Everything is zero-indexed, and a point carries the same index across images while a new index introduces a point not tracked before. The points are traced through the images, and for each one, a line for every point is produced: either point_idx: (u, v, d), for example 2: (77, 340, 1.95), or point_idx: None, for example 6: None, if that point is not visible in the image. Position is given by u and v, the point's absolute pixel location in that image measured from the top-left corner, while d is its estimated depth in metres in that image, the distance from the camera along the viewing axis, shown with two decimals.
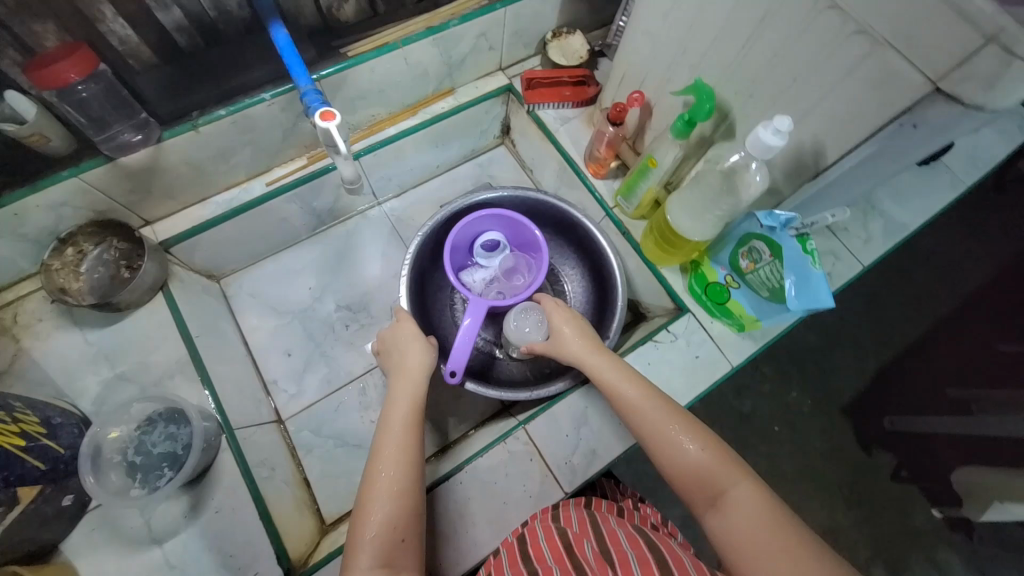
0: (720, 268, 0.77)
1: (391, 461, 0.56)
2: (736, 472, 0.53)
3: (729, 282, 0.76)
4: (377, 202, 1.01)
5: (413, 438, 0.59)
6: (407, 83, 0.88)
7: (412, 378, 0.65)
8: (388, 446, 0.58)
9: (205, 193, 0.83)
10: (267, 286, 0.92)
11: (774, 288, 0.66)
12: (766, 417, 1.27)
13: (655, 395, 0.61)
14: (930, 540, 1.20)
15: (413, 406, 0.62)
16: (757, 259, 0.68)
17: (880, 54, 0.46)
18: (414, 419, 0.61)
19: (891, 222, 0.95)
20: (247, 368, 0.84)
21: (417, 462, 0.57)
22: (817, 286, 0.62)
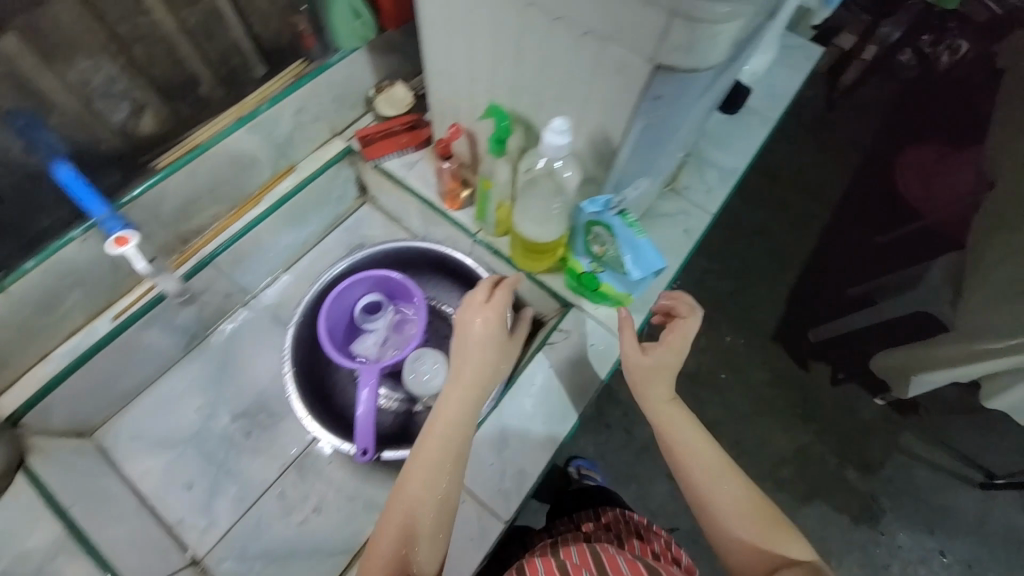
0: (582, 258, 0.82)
1: (411, 495, 0.58)
2: (783, 535, 0.58)
3: (595, 269, 0.81)
4: (250, 297, 0.98)
5: (445, 464, 0.59)
6: (239, 176, 0.86)
7: (461, 390, 0.63)
8: (410, 479, 0.59)
9: (45, 350, 0.76)
10: (150, 422, 0.85)
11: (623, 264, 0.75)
12: (707, 368, 1.32)
13: (734, 474, 0.62)
14: (879, 428, 1.28)
15: (454, 427, 0.61)
16: (604, 242, 0.75)
17: (608, 48, 0.52)
18: (451, 445, 0.60)
19: (722, 169, 1.06)
20: (146, 517, 0.77)
21: (435, 491, 0.58)
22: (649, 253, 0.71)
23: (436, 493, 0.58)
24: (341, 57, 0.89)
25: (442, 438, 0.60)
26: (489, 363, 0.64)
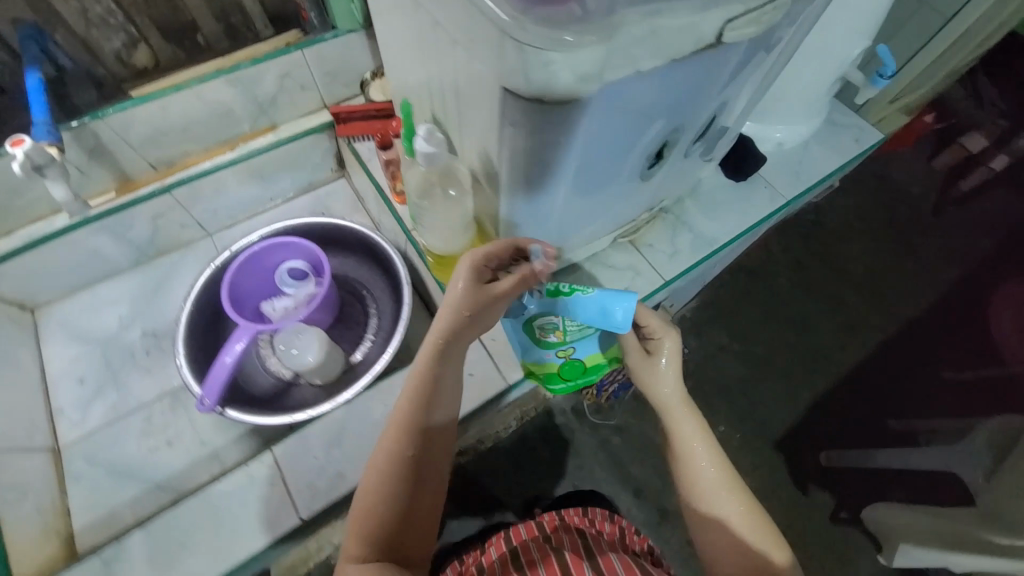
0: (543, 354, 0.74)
1: (394, 448, 0.62)
2: (766, 529, 0.62)
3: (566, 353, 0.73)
4: (207, 234, 1.05)
5: (416, 414, 0.62)
6: (214, 121, 0.93)
7: (435, 346, 0.62)
8: (394, 429, 0.62)
9: (9, 227, 0.87)
10: (79, 316, 0.95)
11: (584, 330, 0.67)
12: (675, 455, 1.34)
13: (718, 451, 0.66)
14: None
15: (429, 383, 0.63)
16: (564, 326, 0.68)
17: (467, 60, 0.49)
18: (426, 398, 0.63)
19: (698, 237, 0.94)
20: (34, 395, 0.85)
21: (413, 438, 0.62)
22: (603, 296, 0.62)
23: (413, 442, 0.62)
24: (335, 35, 0.93)
25: (420, 389, 0.62)
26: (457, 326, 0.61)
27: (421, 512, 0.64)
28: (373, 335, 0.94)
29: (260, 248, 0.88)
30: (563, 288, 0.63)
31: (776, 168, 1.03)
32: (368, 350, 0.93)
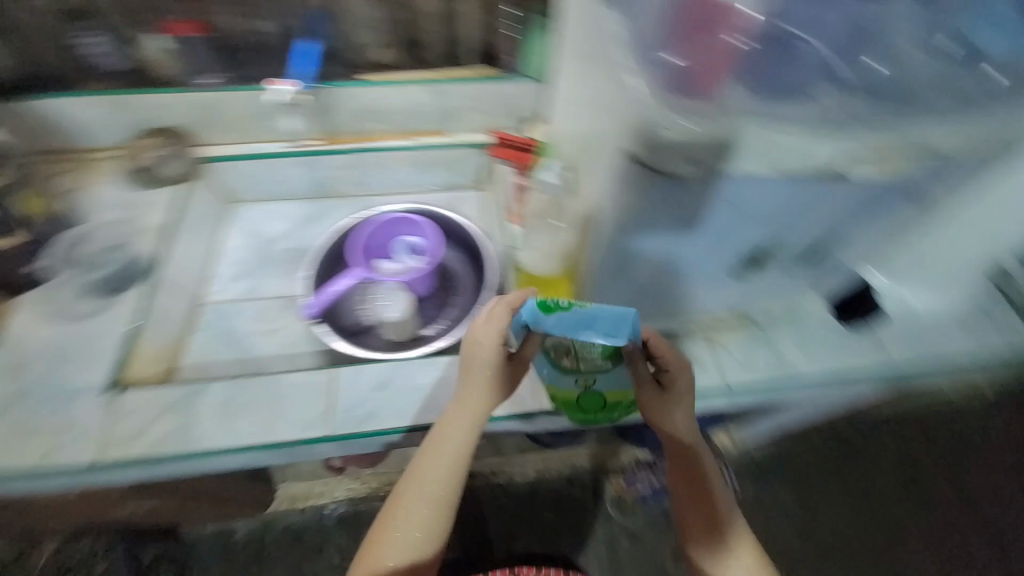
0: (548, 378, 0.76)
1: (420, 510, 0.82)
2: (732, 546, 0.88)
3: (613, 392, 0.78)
4: (365, 194, 1.28)
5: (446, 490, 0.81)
6: (408, 115, 1.17)
7: (458, 439, 0.77)
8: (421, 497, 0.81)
9: (244, 139, 1.15)
10: (256, 218, 1.22)
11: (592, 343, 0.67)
12: None
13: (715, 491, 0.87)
14: None
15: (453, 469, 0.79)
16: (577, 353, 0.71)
17: (608, 121, 0.59)
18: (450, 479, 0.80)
19: (779, 360, 0.91)
20: (205, 259, 1.11)
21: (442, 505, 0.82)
22: (605, 316, 0.64)
23: (436, 507, 0.82)
24: (522, 78, 1.12)
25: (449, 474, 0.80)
26: (476, 424, 0.78)
27: (437, 550, 0.85)
28: (447, 320, 1.05)
29: (396, 220, 1.08)
30: (560, 306, 0.65)
31: (896, 327, 0.95)
32: (437, 330, 1.04)
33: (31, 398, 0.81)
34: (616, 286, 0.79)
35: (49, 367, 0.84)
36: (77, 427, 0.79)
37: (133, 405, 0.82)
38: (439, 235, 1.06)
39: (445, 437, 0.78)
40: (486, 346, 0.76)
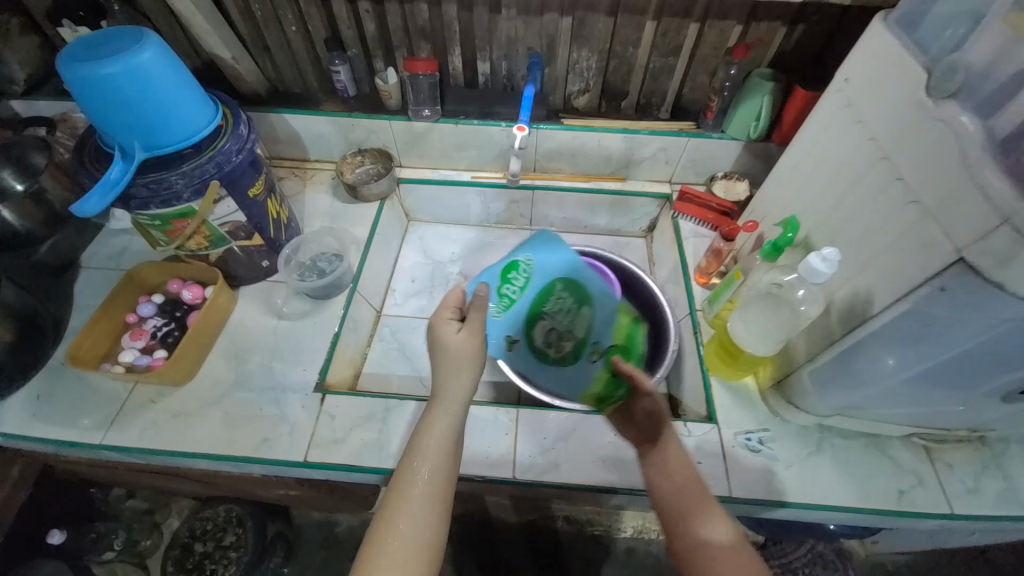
0: (587, 364, 0.74)
1: (400, 554, 0.57)
2: None
3: (595, 350, 0.73)
4: (530, 227, 1.32)
5: (425, 513, 0.60)
6: (594, 159, 1.18)
7: (436, 454, 0.63)
8: (401, 539, 0.58)
9: (438, 165, 1.23)
10: (431, 237, 1.29)
11: (556, 301, 0.70)
12: None
13: None
14: None
15: (433, 485, 0.62)
16: (560, 320, 0.71)
17: (925, 222, 0.54)
18: (429, 502, 0.60)
19: (1017, 493, 0.79)
20: (386, 273, 1.18)
21: (428, 538, 0.59)
22: (538, 258, 0.69)
23: (425, 543, 0.58)
24: (721, 136, 1.09)
25: (427, 497, 0.61)
26: (455, 422, 0.67)
27: None
28: None
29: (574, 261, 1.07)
30: (517, 288, 0.69)
31: None
32: None
33: (249, 388, 0.88)
34: (846, 384, 0.72)
35: (265, 360, 0.92)
36: (287, 423, 0.84)
37: (332, 410, 0.86)
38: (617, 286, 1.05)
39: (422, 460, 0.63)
40: (454, 344, 0.68)
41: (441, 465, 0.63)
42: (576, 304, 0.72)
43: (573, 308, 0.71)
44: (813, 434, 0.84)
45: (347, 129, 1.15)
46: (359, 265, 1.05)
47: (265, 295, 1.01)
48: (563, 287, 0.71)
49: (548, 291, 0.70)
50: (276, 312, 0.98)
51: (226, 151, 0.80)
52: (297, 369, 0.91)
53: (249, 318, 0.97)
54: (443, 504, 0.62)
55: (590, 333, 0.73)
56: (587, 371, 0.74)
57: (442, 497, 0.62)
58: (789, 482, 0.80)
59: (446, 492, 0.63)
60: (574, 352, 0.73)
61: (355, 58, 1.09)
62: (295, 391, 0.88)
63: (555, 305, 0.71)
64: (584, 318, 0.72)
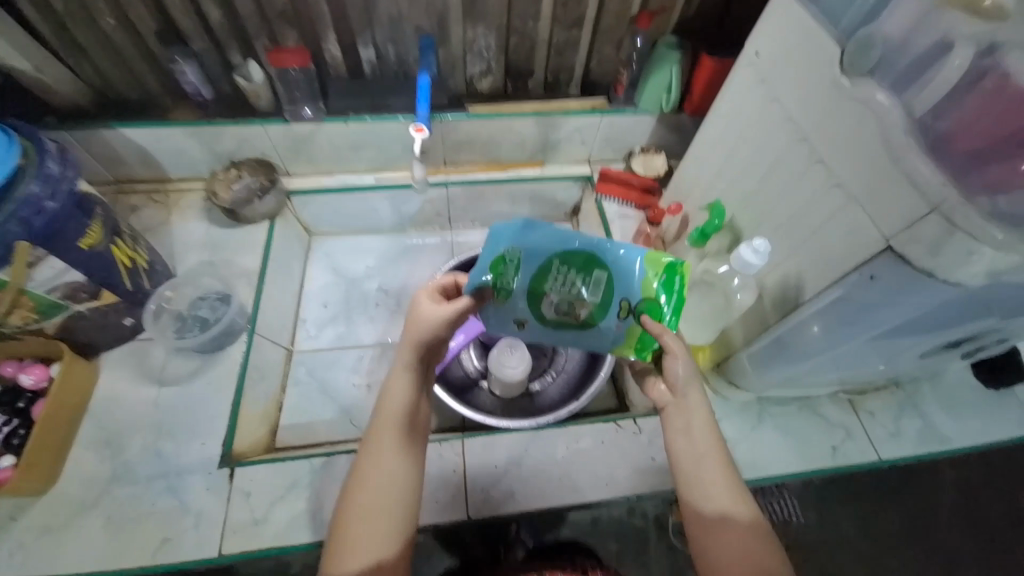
0: (616, 324, 0.56)
1: (361, 553, 0.52)
2: None
3: (624, 308, 0.55)
4: (451, 226, 1.21)
5: (385, 506, 0.54)
6: (508, 146, 1.09)
7: (392, 440, 0.57)
8: (361, 539, 0.53)
9: (334, 169, 1.08)
10: (339, 252, 1.15)
11: (556, 278, 0.54)
12: None
13: None
14: None
15: (394, 455, 0.56)
16: (569, 293, 0.54)
17: (852, 208, 0.52)
18: (388, 494, 0.55)
19: (929, 428, 0.86)
20: (293, 303, 1.03)
21: (391, 532, 0.54)
22: (515, 237, 0.53)
23: (387, 540, 0.54)
24: (634, 111, 1.04)
25: (386, 489, 0.55)
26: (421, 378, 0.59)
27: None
28: (555, 372, 0.99)
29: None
30: (509, 275, 0.54)
31: None
32: (547, 384, 0.98)
33: (134, 480, 0.72)
34: (781, 363, 0.72)
35: (150, 441, 0.76)
36: (191, 514, 0.70)
37: (245, 486, 0.73)
38: None
39: (379, 446, 0.56)
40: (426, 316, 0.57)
41: (402, 450, 0.57)
42: (587, 276, 0.54)
43: (581, 280, 0.54)
44: (754, 407, 0.85)
45: (212, 140, 0.96)
46: (253, 303, 0.90)
47: (138, 360, 0.83)
48: (563, 262, 0.54)
49: (545, 270, 0.54)
50: (157, 378, 0.81)
51: (31, 197, 0.62)
52: (194, 444, 0.76)
53: (122, 392, 0.80)
54: (407, 495, 0.56)
55: (614, 291, 0.55)
56: (617, 331, 0.56)
57: (405, 485, 0.56)
58: (739, 461, 0.80)
59: (412, 479, 0.57)
60: (600, 317, 0.55)
61: (204, 53, 0.89)
62: (195, 471, 0.73)
63: (557, 282, 0.54)
64: (602, 283, 0.55)
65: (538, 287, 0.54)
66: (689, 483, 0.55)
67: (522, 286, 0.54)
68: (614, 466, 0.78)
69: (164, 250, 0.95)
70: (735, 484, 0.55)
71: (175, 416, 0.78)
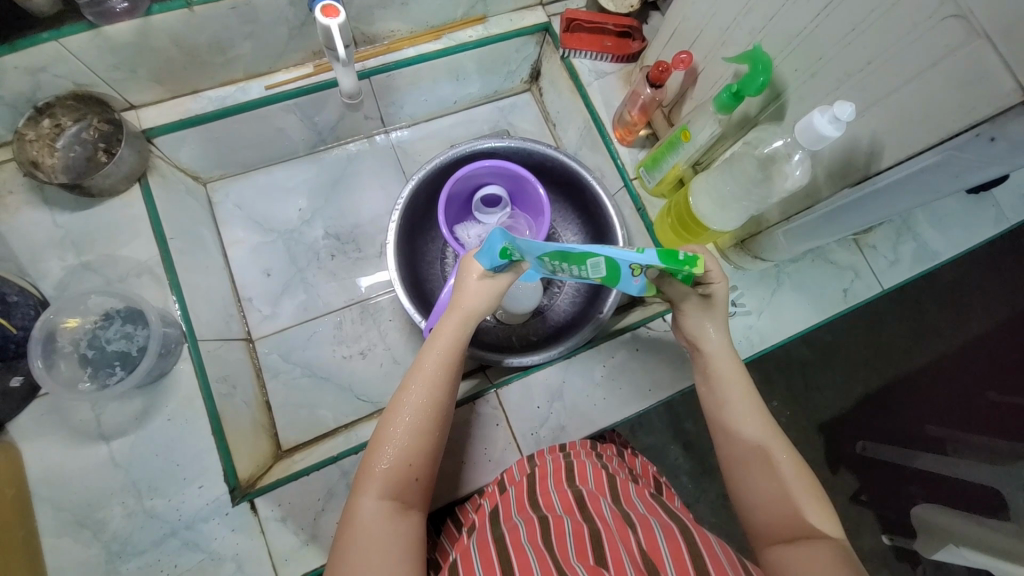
0: (633, 281, 0.50)
1: (388, 462, 0.48)
2: (810, 501, 0.48)
3: (635, 269, 0.48)
4: (385, 129, 0.95)
5: (424, 425, 0.50)
6: (433, 2, 0.79)
7: (440, 358, 0.53)
8: (389, 446, 0.49)
9: (198, 86, 0.77)
10: (255, 199, 0.89)
11: (557, 268, 0.51)
12: (779, 400, 1.11)
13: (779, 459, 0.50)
14: (878, 567, 1.06)
15: (435, 394, 0.51)
16: (572, 271, 0.50)
17: (975, 49, 0.40)
18: (424, 415, 0.50)
19: (922, 247, 0.88)
20: (224, 281, 0.82)
21: (424, 450, 0.50)
22: (499, 244, 0.51)
23: (415, 460, 0.49)
24: None
25: (424, 404, 0.50)
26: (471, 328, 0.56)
27: (413, 529, 0.47)
28: (561, 283, 0.91)
29: (461, 174, 0.79)
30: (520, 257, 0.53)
31: (1008, 185, 0.93)
32: (555, 298, 0.90)
33: (137, 551, 0.60)
34: (820, 233, 0.66)
35: (132, 505, 0.61)
36: (227, 560, 0.61)
37: (275, 513, 0.62)
38: (537, 185, 0.82)
39: (426, 361, 0.53)
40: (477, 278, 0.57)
41: (448, 372, 0.53)
42: (581, 263, 0.47)
43: (576, 267, 0.48)
44: (772, 271, 0.81)
45: None
46: (176, 301, 0.69)
47: (57, 418, 0.64)
48: (553, 256, 0.48)
49: (541, 261, 0.50)
50: (98, 432, 0.64)
51: None
52: (191, 491, 0.62)
53: (61, 462, 0.62)
54: (442, 420, 0.51)
55: (616, 267, 0.47)
56: (637, 285, 0.51)
57: (444, 412, 0.52)
58: (765, 329, 0.79)
59: (449, 407, 0.52)
60: (611, 282, 0.50)
61: None
62: (208, 518, 0.62)
63: (559, 270, 0.51)
64: (601, 265, 0.47)
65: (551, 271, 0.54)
66: (719, 427, 0.54)
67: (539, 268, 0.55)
68: (654, 370, 0.75)
69: (7, 265, 0.68)
70: (769, 429, 0.52)
71: (145, 468, 0.63)
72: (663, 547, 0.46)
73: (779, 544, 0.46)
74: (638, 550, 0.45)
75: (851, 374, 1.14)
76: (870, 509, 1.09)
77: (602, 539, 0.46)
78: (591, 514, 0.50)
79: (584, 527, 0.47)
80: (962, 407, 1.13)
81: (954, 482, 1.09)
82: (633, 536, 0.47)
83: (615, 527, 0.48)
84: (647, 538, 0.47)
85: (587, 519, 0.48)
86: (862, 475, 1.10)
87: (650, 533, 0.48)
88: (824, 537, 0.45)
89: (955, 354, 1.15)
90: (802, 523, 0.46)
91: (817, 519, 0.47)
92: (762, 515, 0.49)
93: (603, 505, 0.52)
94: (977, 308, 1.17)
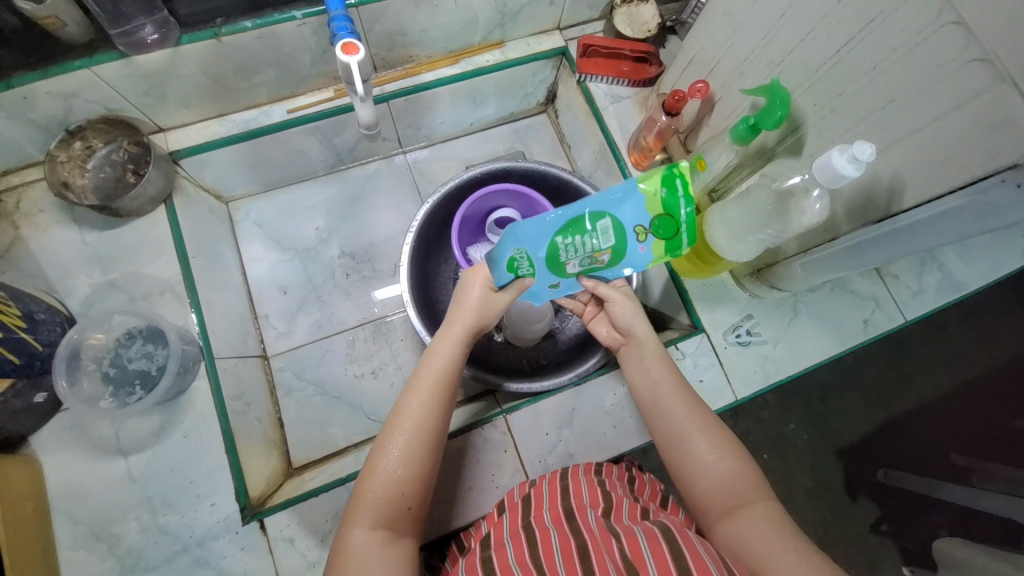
0: (639, 250, 0.50)
1: (379, 490, 0.48)
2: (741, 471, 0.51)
3: (639, 230, 0.49)
4: (402, 150, 0.96)
5: (417, 452, 0.50)
6: (452, 28, 0.80)
7: (434, 383, 0.53)
8: (381, 473, 0.49)
9: (223, 109, 0.79)
10: (274, 217, 0.91)
11: (567, 260, 0.50)
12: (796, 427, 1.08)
13: (715, 438, 0.52)
14: None
15: (428, 420, 0.51)
16: (583, 254, 0.50)
17: (999, 94, 0.39)
18: (417, 443, 0.50)
19: (947, 277, 0.85)
20: (242, 297, 0.84)
21: (416, 477, 0.49)
22: (509, 247, 0.50)
23: (406, 488, 0.49)
24: None
25: (417, 431, 0.50)
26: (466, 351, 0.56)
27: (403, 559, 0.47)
28: None
29: (475, 197, 0.80)
30: (527, 270, 0.52)
31: None
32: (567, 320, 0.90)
33: (150, 566, 0.61)
34: (839, 266, 0.65)
35: (147, 520, 0.63)
36: None
37: (283, 534, 0.63)
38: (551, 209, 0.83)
39: (419, 386, 0.52)
40: (474, 299, 0.57)
41: (441, 398, 0.52)
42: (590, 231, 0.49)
43: (586, 237, 0.49)
44: (789, 300, 0.80)
45: (23, 110, 0.65)
46: (195, 318, 0.71)
47: (79, 433, 0.66)
48: (564, 235, 0.49)
49: (552, 253, 0.50)
50: (117, 448, 0.65)
51: None
52: (203, 508, 0.63)
53: (80, 476, 0.64)
54: (435, 447, 0.51)
55: (624, 226, 0.48)
56: (645, 254, 0.50)
57: (437, 438, 0.51)
58: (781, 359, 0.77)
59: (442, 433, 0.52)
60: (620, 255, 0.50)
61: None
62: (219, 536, 0.63)
63: (568, 262, 0.50)
64: (610, 229, 0.49)
65: (557, 278, 0.52)
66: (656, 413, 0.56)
67: (543, 284, 0.53)
68: None
69: (37, 282, 0.70)
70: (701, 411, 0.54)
71: (160, 483, 0.64)
72: (645, 551, 0.45)
73: (721, 522, 0.49)
74: (622, 560, 0.44)
75: (871, 402, 1.10)
76: (891, 542, 1.05)
77: (587, 552, 0.45)
78: (577, 525, 0.49)
79: (571, 540, 0.47)
80: (988, 438, 1.09)
81: (978, 516, 1.05)
82: (618, 543, 0.47)
83: (600, 536, 0.47)
84: (630, 544, 0.46)
85: (574, 532, 0.48)
86: (882, 506, 1.06)
87: (634, 538, 0.47)
88: (757, 504, 0.48)
89: (980, 383, 1.11)
90: (738, 496, 0.49)
91: (751, 487, 0.50)
92: (704, 492, 0.51)
93: (591, 515, 0.51)
94: (1005, 337, 1.13)
